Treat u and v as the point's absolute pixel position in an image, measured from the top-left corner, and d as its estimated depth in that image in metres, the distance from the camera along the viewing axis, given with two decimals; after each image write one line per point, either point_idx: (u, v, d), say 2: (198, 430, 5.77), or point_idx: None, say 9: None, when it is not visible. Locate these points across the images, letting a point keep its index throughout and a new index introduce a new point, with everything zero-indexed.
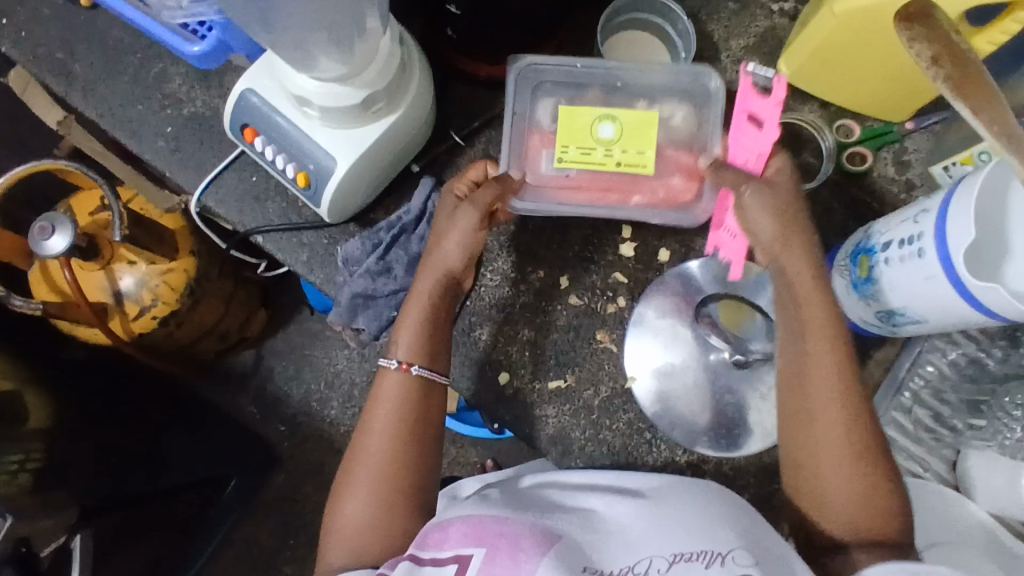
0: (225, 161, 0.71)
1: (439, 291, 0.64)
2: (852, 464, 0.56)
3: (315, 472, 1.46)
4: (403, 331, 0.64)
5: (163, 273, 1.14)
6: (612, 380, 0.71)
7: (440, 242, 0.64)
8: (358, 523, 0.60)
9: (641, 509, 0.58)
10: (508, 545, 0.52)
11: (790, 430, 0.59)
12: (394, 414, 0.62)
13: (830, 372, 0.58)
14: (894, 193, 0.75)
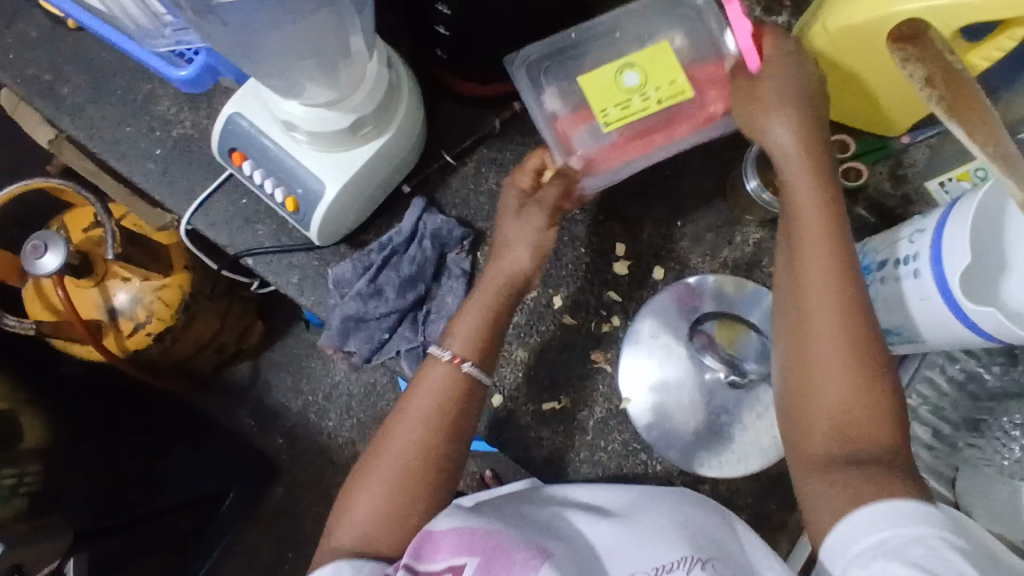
0: (213, 183, 0.70)
1: (505, 295, 0.65)
2: (857, 394, 0.55)
3: (314, 483, 1.45)
4: (460, 326, 0.64)
5: (157, 289, 1.13)
6: (606, 402, 0.70)
7: (512, 249, 0.65)
8: (372, 511, 0.60)
9: (635, 520, 0.58)
10: (500, 559, 0.52)
11: (790, 361, 0.58)
12: (433, 404, 0.62)
13: (836, 304, 0.56)
14: (889, 206, 0.75)
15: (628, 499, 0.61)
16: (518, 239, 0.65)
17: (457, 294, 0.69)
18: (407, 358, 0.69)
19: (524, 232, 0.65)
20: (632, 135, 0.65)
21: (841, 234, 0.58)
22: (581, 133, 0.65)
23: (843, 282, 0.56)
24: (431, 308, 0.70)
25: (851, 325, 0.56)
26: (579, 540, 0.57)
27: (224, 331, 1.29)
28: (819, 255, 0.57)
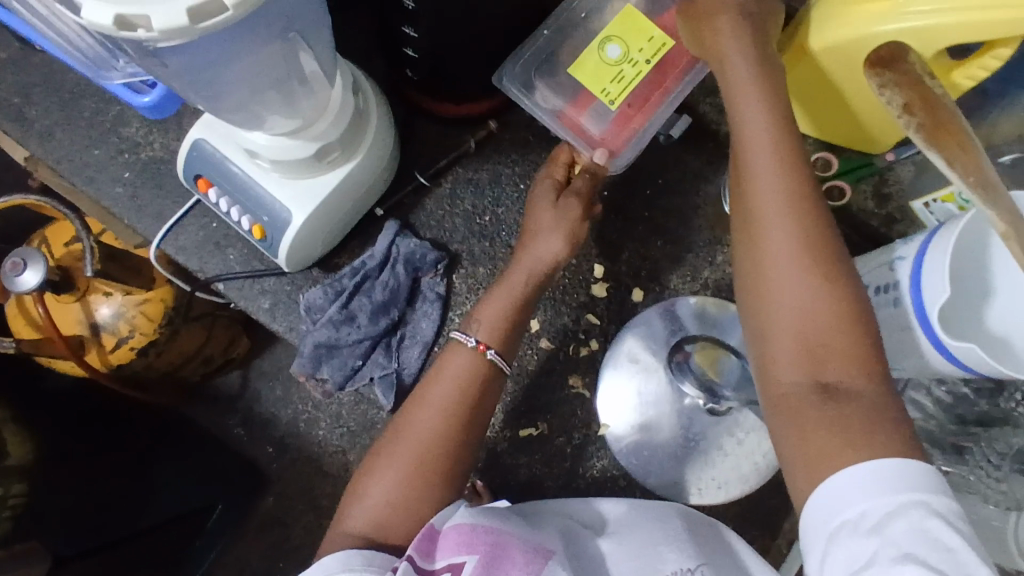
0: (182, 208, 0.69)
1: (535, 281, 0.64)
2: (826, 321, 0.49)
3: (305, 499, 1.38)
4: (485, 312, 0.64)
5: (139, 304, 1.11)
6: (585, 427, 0.69)
7: (544, 236, 0.64)
8: (385, 499, 0.58)
9: (634, 532, 0.58)
10: (501, 560, 0.51)
11: (751, 298, 0.53)
12: (452, 387, 0.61)
13: (793, 227, 0.52)
14: (872, 226, 0.75)
15: (619, 511, 0.61)
16: (549, 225, 0.64)
17: (431, 318, 0.68)
18: (380, 385, 0.68)
19: (557, 218, 0.64)
20: (637, 103, 0.67)
21: (793, 150, 0.55)
22: (588, 119, 0.67)
23: (798, 207, 0.52)
24: (405, 333, 0.69)
25: (811, 248, 0.51)
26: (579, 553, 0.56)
27: (210, 343, 1.25)
28: (772, 181, 0.53)
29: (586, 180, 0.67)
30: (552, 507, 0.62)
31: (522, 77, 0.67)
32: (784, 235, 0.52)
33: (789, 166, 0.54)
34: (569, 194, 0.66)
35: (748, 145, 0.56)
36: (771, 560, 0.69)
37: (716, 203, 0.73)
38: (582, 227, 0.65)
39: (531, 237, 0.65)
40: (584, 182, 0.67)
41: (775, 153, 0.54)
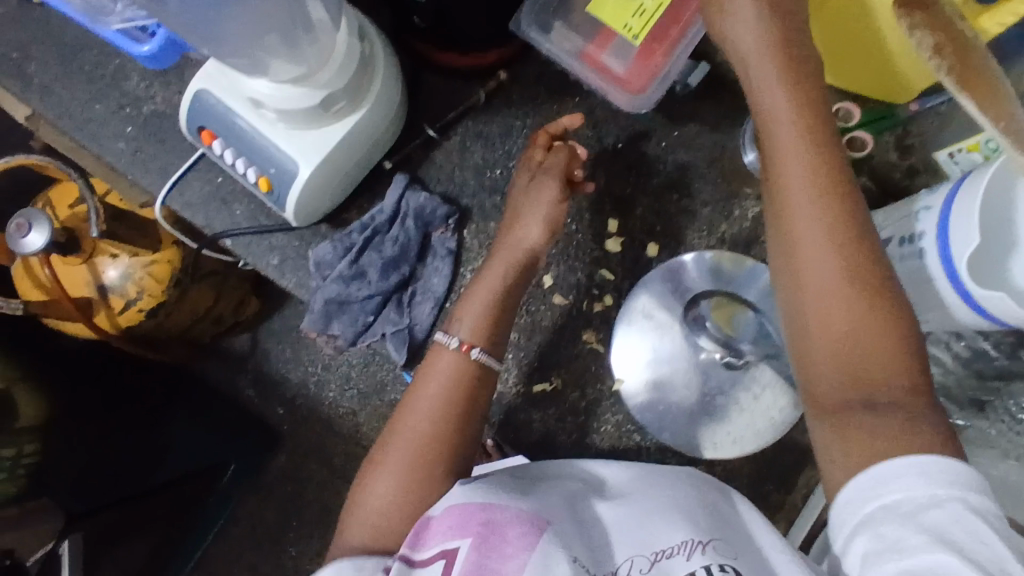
0: (187, 162, 0.68)
1: (513, 274, 0.63)
2: (865, 326, 0.48)
3: (316, 454, 1.42)
4: (467, 309, 0.62)
5: (146, 265, 1.10)
6: (598, 383, 0.68)
7: (520, 223, 0.64)
8: (385, 505, 0.56)
9: (647, 499, 0.53)
10: (494, 538, 0.48)
11: (789, 299, 0.51)
12: (442, 385, 0.60)
13: (828, 226, 0.49)
14: (894, 178, 0.73)
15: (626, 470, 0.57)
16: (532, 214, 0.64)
17: (443, 274, 0.67)
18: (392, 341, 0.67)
19: (536, 205, 0.64)
20: (659, 37, 0.65)
21: (820, 136, 0.52)
22: (609, 57, 0.66)
23: (834, 203, 0.50)
24: (416, 289, 0.68)
25: (851, 248, 0.49)
26: (586, 513, 0.52)
27: (220, 302, 1.25)
28: (808, 175, 0.51)
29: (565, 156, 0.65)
30: (544, 468, 0.59)
31: (538, 22, 0.66)
32: (819, 236, 0.50)
33: (821, 155, 0.51)
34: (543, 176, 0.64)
35: (772, 139, 0.53)
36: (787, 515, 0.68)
37: (735, 155, 0.71)
38: (559, 209, 0.64)
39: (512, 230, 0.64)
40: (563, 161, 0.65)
41: (804, 144, 0.51)
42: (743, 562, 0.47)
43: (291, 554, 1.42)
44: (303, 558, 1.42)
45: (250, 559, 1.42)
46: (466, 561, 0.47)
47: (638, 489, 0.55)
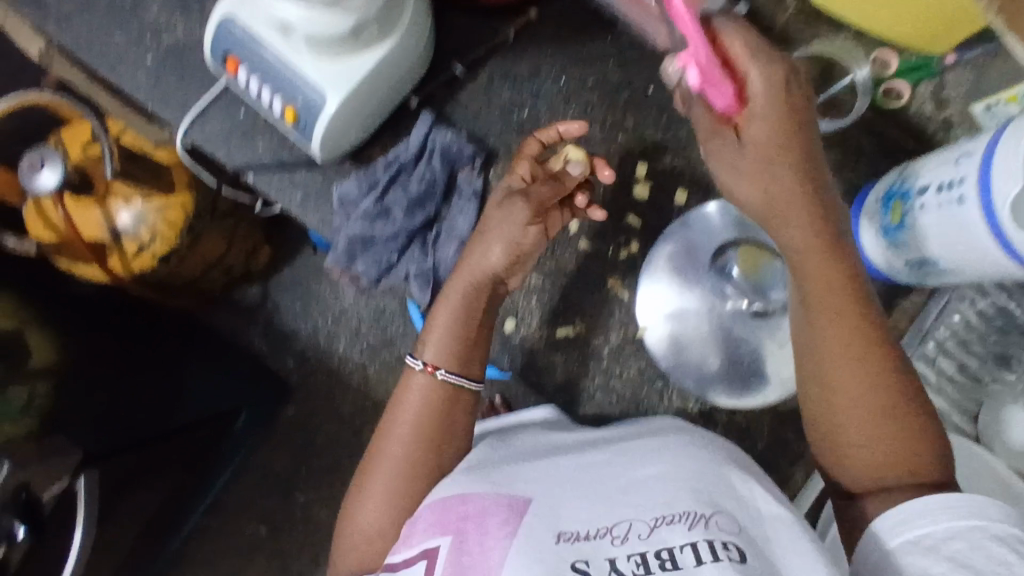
0: (210, 93, 0.66)
1: (474, 294, 0.63)
2: (877, 411, 0.54)
3: (325, 406, 1.44)
4: (433, 333, 0.64)
5: (160, 210, 1.09)
6: (622, 328, 0.68)
7: (485, 246, 0.63)
8: (372, 523, 0.61)
9: (653, 467, 0.52)
10: (474, 529, 0.49)
11: (803, 380, 0.57)
12: (416, 407, 0.63)
13: (837, 326, 0.55)
14: (928, 131, 0.71)
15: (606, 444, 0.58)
16: (491, 237, 0.63)
17: (468, 216, 0.66)
18: (416, 281, 0.67)
19: (501, 228, 0.62)
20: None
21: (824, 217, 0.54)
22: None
23: (846, 311, 0.55)
24: (441, 230, 0.67)
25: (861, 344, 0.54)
26: (568, 479, 0.53)
27: (232, 254, 1.24)
28: (829, 287, 0.54)
29: (552, 187, 0.64)
30: (524, 444, 0.60)
31: None
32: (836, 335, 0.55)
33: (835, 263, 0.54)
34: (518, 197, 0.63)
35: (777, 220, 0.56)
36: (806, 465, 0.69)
37: None
38: (529, 232, 0.63)
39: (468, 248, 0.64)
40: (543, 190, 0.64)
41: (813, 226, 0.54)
42: (746, 538, 0.46)
43: (301, 503, 1.45)
44: (311, 506, 1.44)
45: (262, 505, 1.45)
46: (445, 558, 0.48)
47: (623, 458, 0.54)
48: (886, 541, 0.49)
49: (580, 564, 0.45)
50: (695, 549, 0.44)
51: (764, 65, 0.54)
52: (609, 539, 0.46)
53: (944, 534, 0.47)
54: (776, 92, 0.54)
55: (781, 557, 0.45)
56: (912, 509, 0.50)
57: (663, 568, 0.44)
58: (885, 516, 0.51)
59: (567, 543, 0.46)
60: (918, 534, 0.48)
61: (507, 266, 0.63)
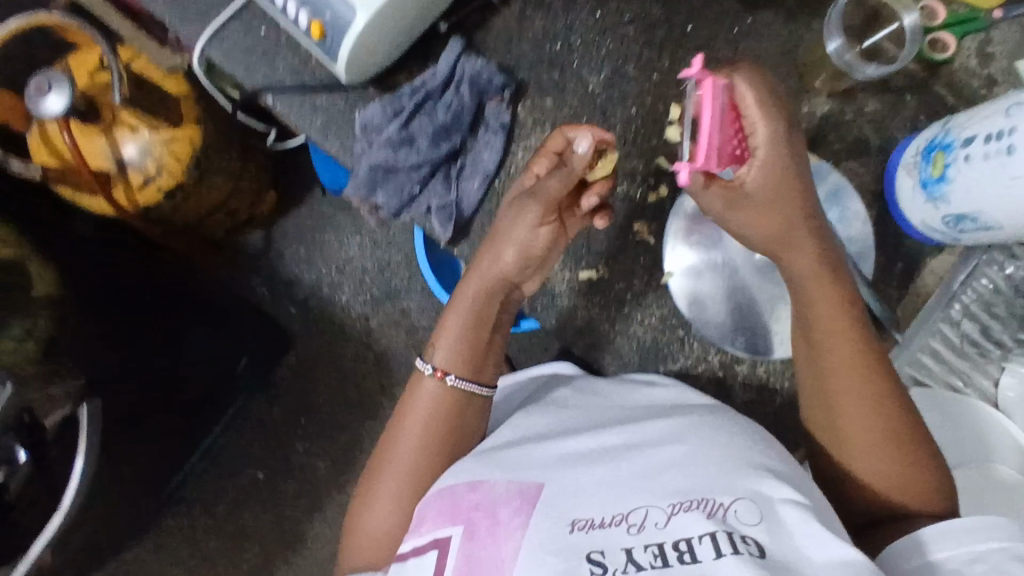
0: (231, 6, 0.63)
1: (486, 299, 0.63)
2: (884, 436, 0.55)
3: (327, 359, 1.40)
4: (443, 337, 0.64)
5: (167, 142, 1.07)
6: (646, 275, 0.67)
7: (497, 251, 0.61)
8: (384, 516, 0.62)
9: (668, 449, 0.51)
10: (485, 519, 0.50)
11: (812, 397, 0.58)
12: (424, 415, 0.63)
13: (846, 353, 0.55)
14: (973, 87, 0.69)
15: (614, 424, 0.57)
16: (504, 241, 0.60)
17: (494, 149, 0.64)
18: (436, 216, 0.65)
19: (512, 232, 0.60)
20: None
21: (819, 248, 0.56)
22: None
23: (851, 336, 0.55)
24: (465, 163, 0.66)
25: (864, 375, 0.55)
26: (581, 465, 0.52)
27: (236, 195, 1.23)
28: (833, 311, 0.56)
29: (560, 178, 0.59)
30: (532, 424, 0.60)
31: None
32: (842, 353, 0.55)
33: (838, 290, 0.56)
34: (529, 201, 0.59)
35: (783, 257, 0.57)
36: None
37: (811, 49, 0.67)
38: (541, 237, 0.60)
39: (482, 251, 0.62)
40: (553, 185, 0.59)
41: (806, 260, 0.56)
42: (764, 527, 0.46)
43: (297, 453, 1.38)
44: (311, 456, 1.38)
45: (254, 455, 1.39)
46: (458, 549, 0.49)
47: (636, 441, 0.54)
48: (907, 560, 0.50)
49: (594, 555, 0.45)
50: (714, 539, 0.44)
51: (773, 118, 0.54)
52: (625, 527, 0.47)
53: (968, 557, 0.47)
54: (779, 145, 0.54)
55: (797, 544, 0.45)
56: (936, 531, 0.50)
57: (681, 560, 0.44)
58: (908, 537, 0.51)
59: (581, 533, 0.46)
60: (942, 556, 0.49)
61: (519, 272, 0.61)
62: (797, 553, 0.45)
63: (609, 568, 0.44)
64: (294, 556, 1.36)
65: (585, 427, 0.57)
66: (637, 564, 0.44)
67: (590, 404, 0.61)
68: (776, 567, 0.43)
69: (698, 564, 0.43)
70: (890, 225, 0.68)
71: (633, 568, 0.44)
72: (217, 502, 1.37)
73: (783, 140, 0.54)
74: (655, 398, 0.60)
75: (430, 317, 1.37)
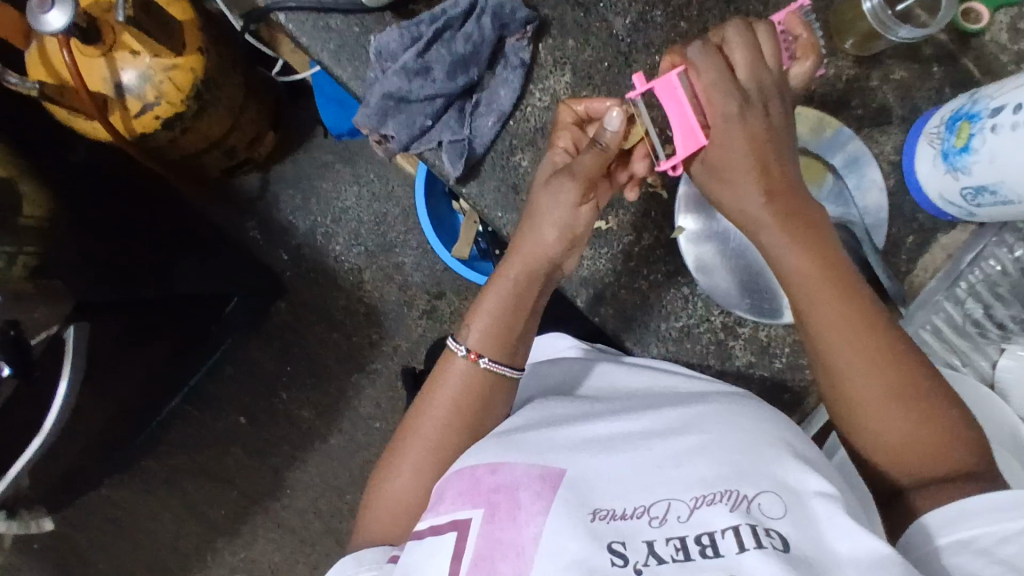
0: None
1: (528, 278, 0.63)
2: (899, 406, 0.51)
3: (318, 310, 1.36)
4: (478, 320, 0.64)
5: (168, 69, 1.01)
6: (656, 230, 0.71)
7: (540, 231, 0.62)
8: (404, 497, 0.62)
9: (694, 438, 0.52)
10: (505, 502, 0.50)
11: (824, 386, 0.55)
12: (452, 393, 0.63)
13: (853, 330, 0.53)
14: (1002, 62, 0.68)
15: (636, 408, 0.59)
16: (545, 218, 0.62)
17: (511, 88, 0.67)
18: (448, 150, 0.66)
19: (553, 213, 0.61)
20: None
21: (822, 232, 0.56)
22: None
23: (852, 313, 0.53)
24: (479, 100, 0.68)
25: (875, 347, 0.52)
26: (604, 450, 0.53)
27: (235, 132, 1.20)
28: (819, 289, 0.54)
29: (596, 154, 0.60)
30: (555, 408, 0.61)
31: None
32: (845, 332, 0.53)
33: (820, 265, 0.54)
34: (566, 175, 0.61)
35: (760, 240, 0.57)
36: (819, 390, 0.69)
37: (843, 11, 0.67)
38: (583, 216, 0.61)
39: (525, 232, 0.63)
40: (588, 158, 0.60)
41: (795, 242, 0.55)
42: (790, 520, 0.45)
43: (282, 402, 1.36)
44: (294, 404, 1.36)
45: (239, 401, 1.35)
46: (478, 532, 0.49)
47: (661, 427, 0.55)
48: (931, 539, 0.47)
49: (615, 545, 0.46)
50: (738, 533, 0.45)
51: (720, 89, 0.56)
52: (647, 520, 0.47)
53: (997, 537, 0.45)
54: (733, 118, 0.56)
55: (826, 539, 0.45)
56: (962, 509, 0.47)
57: (703, 554, 0.44)
58: (934, 512, 0.48)
59: (603, 522, 0.47)
60: (970, 535, 0.46)
61: (564, 246, 0.63)
62: (827, 550, 0.44)
63: (631, 560, 0.45)
64: (274, 501, 1.35)
65: (608, 410, 0.59)
66: (658, 557, 0.45)
67: (614, 393, 0.64)
68: (804, 563, 0.43)
69: (722, 558, 0.44)
70: (905, 198, 0.68)
71: (654, 561, 0.45)
72: (198, 443, 1.35)
73: (735, 113, 0.56)
74: (680, 386, 0.62)
75: (424, 273, 1.36)
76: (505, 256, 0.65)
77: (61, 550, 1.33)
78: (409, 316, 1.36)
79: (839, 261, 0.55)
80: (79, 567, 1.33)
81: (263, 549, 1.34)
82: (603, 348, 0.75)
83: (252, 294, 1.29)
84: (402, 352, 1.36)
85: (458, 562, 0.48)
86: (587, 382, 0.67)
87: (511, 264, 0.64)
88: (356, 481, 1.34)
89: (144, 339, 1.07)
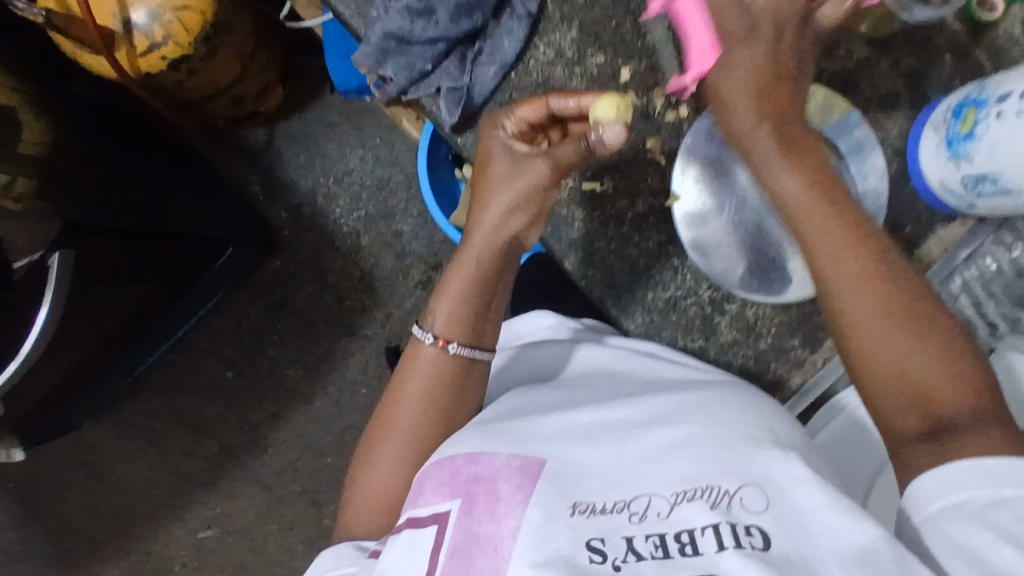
0: None
1: (494, 257, 0.65)
2: (902, 330, 0.50)
3: (312, 269, 1.35)
4: (443, 303, 0.64)
5: (178, 9, 0.98)
6: (651, 198, 0.70)
7: (498, 205, 0.65)
8: (382, 490, 0.62)
9: (678, 430, 0.52)
10: (483, 495, 0.49)
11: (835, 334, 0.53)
12: (426, 382, 0.63)
13: (850, 265, 0.52)
14: (1014, 55, 0.67)
15: (619, 395, 0.59)
16: (506, 190, 0.65)
17: (515, 38, 0.69)
18: (447, 97, 0.70)
19: (518, 188, 0.65)
20: None
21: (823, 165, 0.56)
22: None
23: (849, 247, 0.52)
24: (483, 49, 0.70)
25: (879, 281, 0.51)
26: (585, 441, 0.53)
27: (242, 82, 1.19)
28: (809, 212, 0.54)
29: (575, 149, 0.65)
30: (539, 398, 0.61)
31: None
32: (852, 270, 0.52)
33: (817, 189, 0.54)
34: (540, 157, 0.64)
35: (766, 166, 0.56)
36: (803, 373, 0.69)
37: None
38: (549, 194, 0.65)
39: (486, 207, 0.65)
40: (568, 151, 0.65)
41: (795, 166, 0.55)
42: (774, 514, 0.44)
43: (269, 359, 1.35)
44: (281, 363, 1.35)
45: (226, 354, 1.35)
46: (456, 523, 0.48)
47: (643, 417, 0.54)
48: (929, 503, 0.44)
49: (594, 542, 0.44)
50: (718, 532, 0.43)
51: None
52: (627, 515, 0.46)
53: (991, 501, 0.41)
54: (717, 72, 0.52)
55: (809, 533, 0.43)
56: (956, 470, 0.44)
57: (683, 552, 0.43)
58: (929, 475, 0.45)
59: (582, 517, 0.46)
60: (966, 498, 0.43)
61: (528, 224, 0.66)
62: (809, 544, 0.42)
63: (609, 556, 0.43)
64: (253, 457, 1.34)
65: (590, 398, 0.59)
66: (638, 554, 0.43)
67: (596, 375, 0.64)
68: (786, 561, 0.41)
69: (701, 557, 0.42)
70: (905, 186, 0.67)
71: (633, 557, 0.43)
72: (181, 393, 1.35)
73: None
74: (665, 374, 0.62)
75: (422, 243, 1.35)
76: (466, 236, 0.67)
77: (36, 487, 1.33)
78: (403, 285, 1.35)
79: (830, 179, 0.55)
80: (53, 507, 1.33)
81: (238, 505, 1.34)
82: (587, 327, 0.74)
83: (247, 244, 1.27)
84: (394, 320, 1.34)
85: (436, 553, 0.47)
86: (567, 367, 0.67)
87: (473, 245, 0.65)
88: (335, 443, 1.34)
89: (130, 278, 1.05)
